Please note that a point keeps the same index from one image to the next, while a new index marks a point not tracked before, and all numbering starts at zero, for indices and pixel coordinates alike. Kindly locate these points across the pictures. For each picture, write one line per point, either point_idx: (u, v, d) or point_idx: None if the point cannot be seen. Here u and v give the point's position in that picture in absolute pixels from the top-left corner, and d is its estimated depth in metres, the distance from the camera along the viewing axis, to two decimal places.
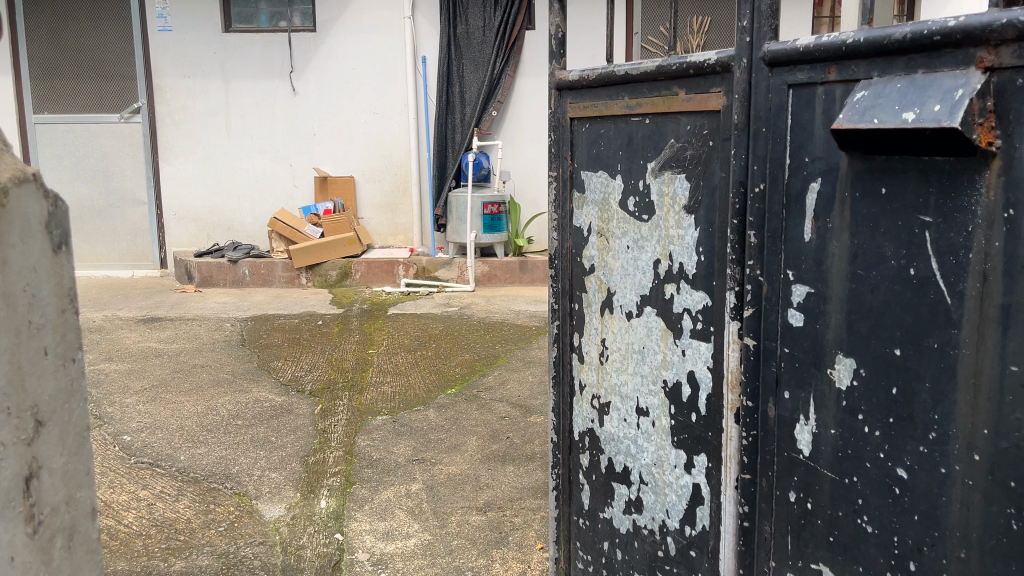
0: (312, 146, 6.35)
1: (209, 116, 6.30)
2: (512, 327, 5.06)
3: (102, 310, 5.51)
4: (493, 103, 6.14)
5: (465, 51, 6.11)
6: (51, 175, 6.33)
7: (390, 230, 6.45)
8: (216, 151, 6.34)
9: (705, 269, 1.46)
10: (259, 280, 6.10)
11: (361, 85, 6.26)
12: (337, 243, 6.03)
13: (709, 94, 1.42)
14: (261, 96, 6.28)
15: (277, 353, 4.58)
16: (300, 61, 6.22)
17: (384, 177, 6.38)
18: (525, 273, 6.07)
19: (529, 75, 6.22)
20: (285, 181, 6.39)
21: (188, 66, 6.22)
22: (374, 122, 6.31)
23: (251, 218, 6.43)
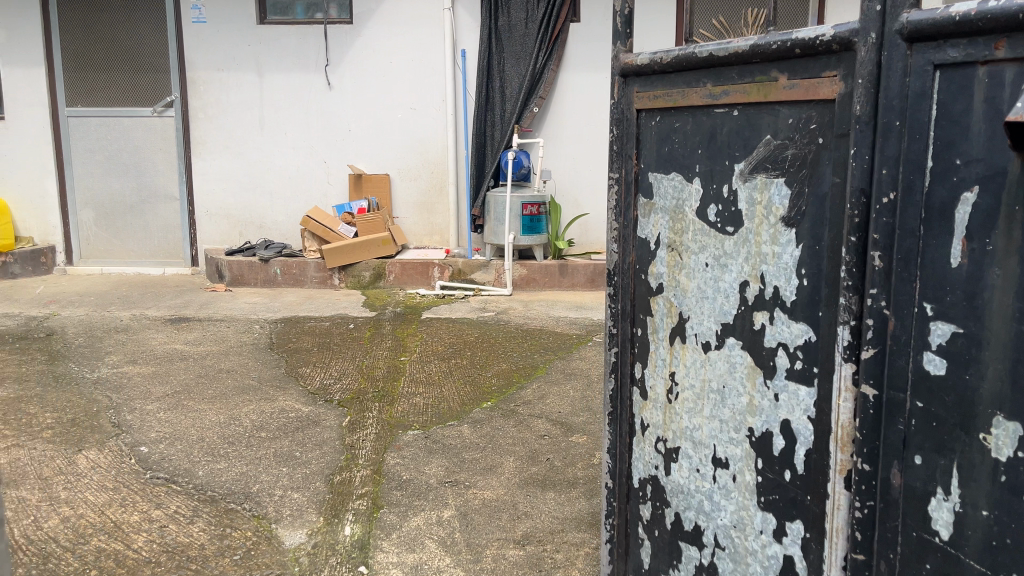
0: (346, 142, 6.15)
1: (242, 110, 6.14)
2: (552, 335, 4.79)
3: (130, 308, 5.37)
4: (535, 99, 5.88)
5: (507, 44, 5.86)
6: (84, 169, 6.23)
7: (425, 230, 6.22)
8: (249, 146, 6.17)
9: (809, 297, 1.19)
10: (291, 280, 5.92)
11: (399, 79, 6.03)
12: (370, 243, 5.83)
13: (820, 80, 1.14)
14: (296, 90, 6.10)
15: (306, 358, 4.37)
16: (337, 54, 6.02)
17: (420, 175, 6.15)
18: (565, 277, 5.80)
19: (574, 69, 5.94)
20: (319, 179, 6.20)
21: (223, 58, 6.06)
22: (411, 118, 6.08)
23: (284, 216, 6.25)
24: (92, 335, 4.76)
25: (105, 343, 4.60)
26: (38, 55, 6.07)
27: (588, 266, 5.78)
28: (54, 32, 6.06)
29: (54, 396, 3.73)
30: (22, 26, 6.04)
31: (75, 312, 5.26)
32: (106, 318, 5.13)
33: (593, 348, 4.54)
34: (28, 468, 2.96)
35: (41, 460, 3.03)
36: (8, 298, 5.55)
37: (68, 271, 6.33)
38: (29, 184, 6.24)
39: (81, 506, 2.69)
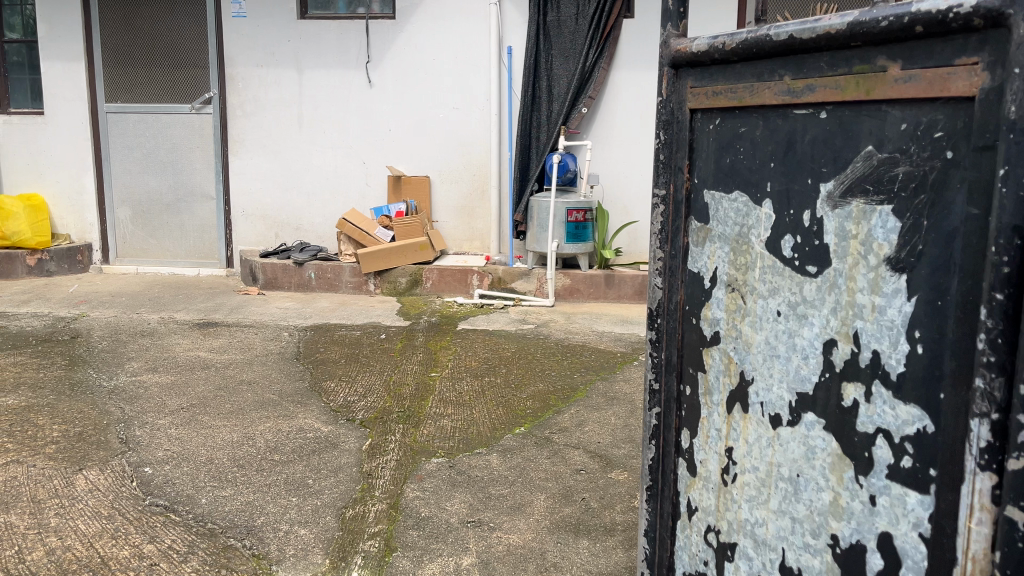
0: (386, 142, 5.91)
1: (281, 108, 5.95)
2: (595, 353, 4.46)
3: (160, 311, 5.22)
4: (583, 99, 5.56)
5: (555, 41, 5.55)
6: (121, 166, 6.13)
7: (465, 235, 5.95)
8: (287, 145, 5.99)
9: (924, 370, 0.86)
10: (325, 285, 5.71)
11: (441, 78, 5.77)
12: (408, 249, 5.59)
13: (952, 68, 0.81)
14: (336, 88, 5.89)
15: (332, 372, 4.13)
16: (378, 51, 5.79)
17: (461, 178, 5.88)
18: (611, 288, 5.46)
19: (626, 68, 5.60)
20: (357, 180, 5.98)
21: (262, 54, 5.89)
22: (453, 118, 5.81)
23: (320, 217, 6.04)
24: (117, 339, 4.61)
25: (129, 348, 4.44)
26: (78, 49, 5.98)
27: (635, 278, 5.44)
28: (94, 26, 5.97)
29: (67, 406, 3.56)
30: (63, 20, 5.96)
31: (104, 314, 5.13)
32: (134, 321, 4.98)
33: (638, 369, 4.20)
34: (23, 488, 2.77)
35: (39, 480, 2.83)
36: (41, 297, 5.47)
37: (104, 270, 6.25)
38: (67, 181, 6.16)
39: (70, 537, 2.48)
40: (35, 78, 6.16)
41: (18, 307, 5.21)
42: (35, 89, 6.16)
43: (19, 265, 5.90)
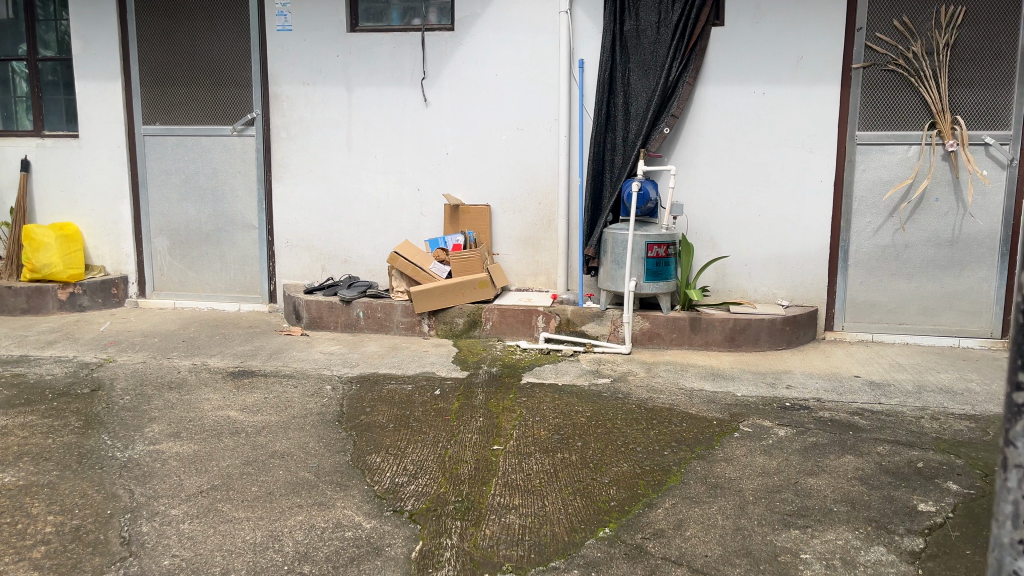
0: (442, 167, 5.34)
1: (329, 130, 5.43)
2: (686, 419, 3.77)
3: (193, 356, 4.73)
4: (666, 118, 4.89)
5: (633, 53, 4.91)
6: (160, 193, 5.69)
7: (530, 269, 5.33)
8: (334, 171, 5.46)
9: None
10: (374, 325, 5.15)
11: (505, 95, 5.17)
12: (466, 285, 4.99)
13: None
14: (388, 107, 5.34)
15: (378, 441, 3.53)
16: (434, 66, 5.22)
17: (526, 207, 5.26)
18: (696, 333, 4.78)
19: (716, 83, 4.92)
20: (411, 209, 5.41)
21: (309, 72, 5.38)
22: (517, 140, 5.20)
23: (370, 249, 5.49)
24: (142, 392, 4.11)
25: (152, 405, 3.93)
26: (114, 68, 5.57)
27: (724, 322, 4.74)
28: (131, 43, 5.56)
29: (69, 488, 3.05)
30: (100, 37, 5.56)
31: (133, 359, 4.65)
32: (163, 369, 4.49)
33: (740, 443, 3.50)
34: None
35: None
36: (68, 337, 5.03)
37: (140, 305, 5.81)
38: (102, 209, 5.75)
39: None
40: (70, 99, 5.77)
41: (42, 350, 4.76)
42: (70, 110, 5.78)
43: (50, 299, 5.49)
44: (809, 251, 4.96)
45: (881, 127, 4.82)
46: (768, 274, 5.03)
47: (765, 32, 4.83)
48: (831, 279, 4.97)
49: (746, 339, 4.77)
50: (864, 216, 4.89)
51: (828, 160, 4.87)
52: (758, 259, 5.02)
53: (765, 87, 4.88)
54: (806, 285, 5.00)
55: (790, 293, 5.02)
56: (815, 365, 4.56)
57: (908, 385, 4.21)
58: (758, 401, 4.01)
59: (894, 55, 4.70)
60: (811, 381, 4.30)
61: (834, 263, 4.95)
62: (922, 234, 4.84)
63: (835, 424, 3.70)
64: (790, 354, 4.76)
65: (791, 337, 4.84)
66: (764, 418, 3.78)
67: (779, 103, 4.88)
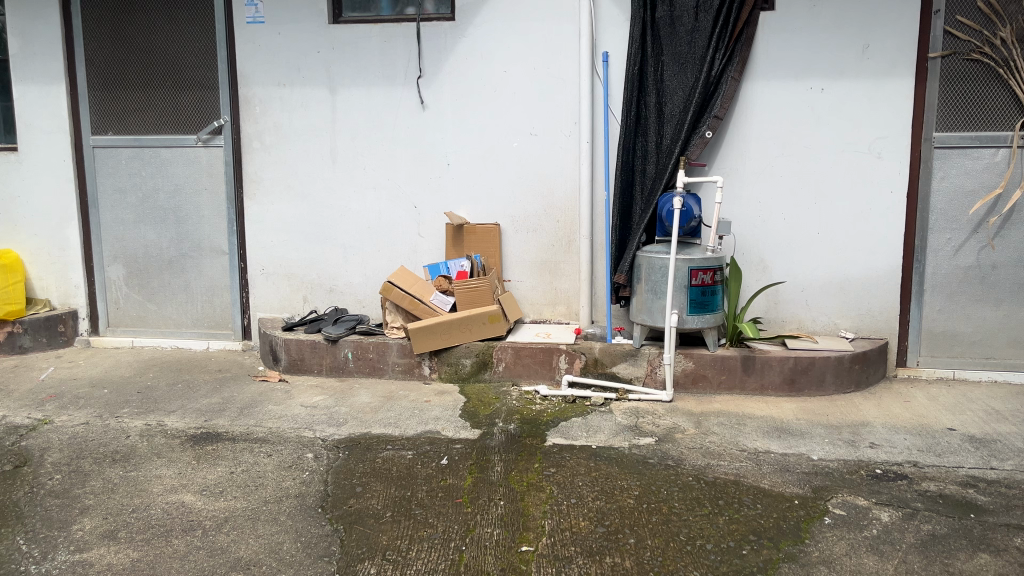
0: (442, 180, 4.55)
1: (309, 139, 4.64)
2: (760, 498, 3.00)
3: (147, 413, 3.93)
4: (708, 120, 4.12)
5: (668, 44, 4.14)
6: (113, 214, 4.89)
7: (547, 298, 4.56)
8: (316, 186, 4.68)
9: None
10: (366, 368, 4.36)
11: (515, 96, 4.40)
12: (473, 319, 4.21)
13: None
14: (378, 112, 4.55)
15: (372, 540, 2.74)
16: (431, 62, 4.44)
17: (542, 226, 4.49)
18: (750, 375, 4.02)
19: (765, 77, 4.16)
20: (406, 229, 4.62)
21: (284, 71, 4.59)
22: (530, 148, 4.43)
23: (359, 277, 4.71)
24: (78, 469, 3.31)
25: (87, 489, 3.13)
26: (57, 69, 4.77)
27: (783, 361, 3.99)
28: (76, 39, 4.76)
29: None
30: (39, 33, 4.76)
31: (73, 419, 3.85)
32: (108, 433, 3.69)
33: (837, 535, 2.73)
34: None
35: None
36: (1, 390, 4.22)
37: (92, 344, 5.01)
38: (47, 234, 4.94)
39: None
40: None
41: None
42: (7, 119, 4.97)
43: None
44: (877, 274, 4.21)
45: (963, 127, 4.07)
46: (830, 301, 4.27)
47: (824, 17, 4.08)
48: (903, 307, 4.22)
49: (810, 382, 4.01)
50: (943, 233, 4.14)
51: (900, 166, 4.12)
52: (816, 283, 4.27)
53: (824, 82, 4.12)
54: (875, 314, 4.24)
55: (855, 323, 4.27)
56: (896, 413, 3.81)
57: (1018, 441, 3.46)
58: (841, 469, 3.24)
59: (978, 41, 3.96)
60: (899, 436, 3.54)
61: (907, 288, 4.20)
62: (1012, 252, 4.10)
63: (948, 503, 2.94)
64: (862, 398, 4.00)
65: (860, 377, 4.08)
66: (856, 495, 3.02)
67: (842, 100, 4.12)
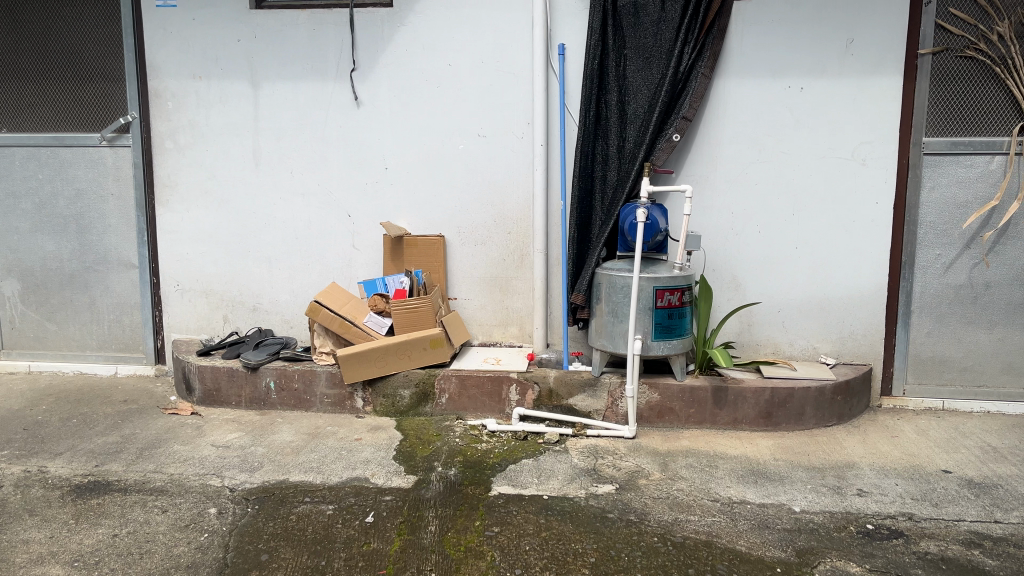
0: (380, 186, 4.06)
1: (229, 138, 4.12)
2: (738, 565, 2.55)
3: (29, 457, 3.38)
4: (675, 122, 3.69)
5: (631, 35, 3.69)
6: (7, 223, 4.32)
7: (497, 318, 4.09)
8: (238, 192, 4.16)
9: None
10: (291, 400, 3.86)
11: (461, 93, 3.92)
12: (412, 345, 3.72)
13: None
14: (307, 108, 4.04)
15: None
16: (367, 54, 3.95)
17: (491, 238, 4.02)
18: (721, 408, 3.60)
19: (739, 75, 3.74)
20: (340, 241, 4.12)
21: (200, 62, 4.06)
22: (478, 151, 3.95)
23: (287, 294, 4.20)
24: None
25: None
26: None
27: (759, 393, 3.56)
28: None
29: None
30: None
31: None
32: None
33: None
34: None
35: None
36: None
37: None
38: None
39: None
40: None
41: None
42: None
43: None
44: (860, 293, 3.81)
45: (956, 131, 3.69)
46: (808, 324, 3.86)
47: (804, 7, 3.66)
48: (889, 330, 3.82)
49: (787, 415, 3.59)
50: (932, 249, 3.76)
51: (885, 175, 3.72)
52: (794, 304, 3.86)
53: (804, 80, 3.72)
54: (858, 338, 3.84)
55: (835, 347, 3.87)
56: (883, 451, 3.40)
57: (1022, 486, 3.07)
58: (827, 524, 2.81)
59: (972, 36, 3.59)
60: (889, 481, 3.13)
61: (893, 309, 3.81)
62: (1007, 270, 3.73)
63: (953, 570, 2.52)
64: (845, 433, 3.59)
65: (843, 409, 3.68)
66: (847, 559, 2.59)
67: (822, 101, 3.72)
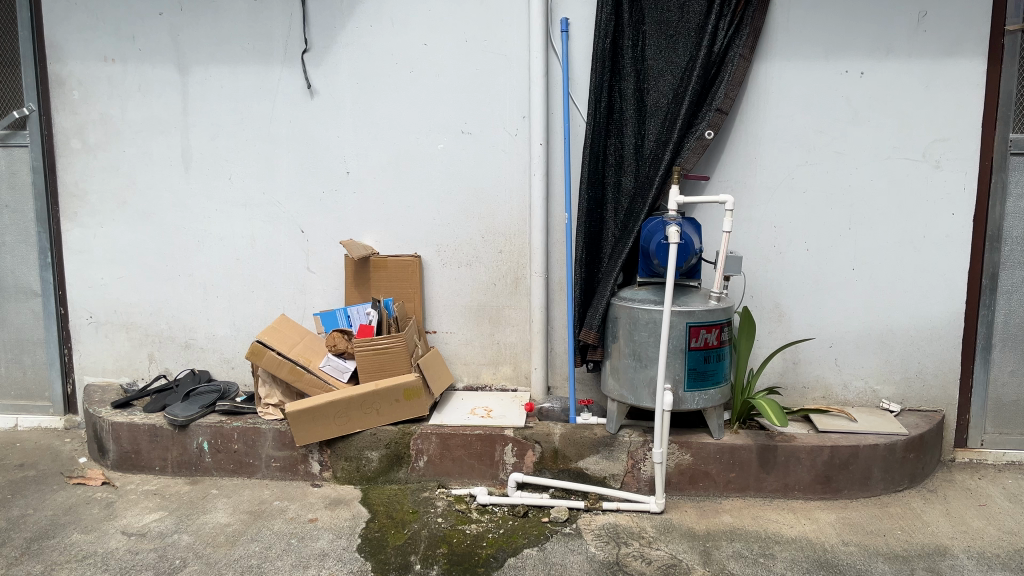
0: (340, 195, 3.28)
1: (151, 135, 3.32)
2: None
3: None
4: (708, 114, 2.95)
5: (652, 6, 2.95)
6: None
7: (486, 356, 3.35)
8: (164, 203, 3.37)
9: None
10: (230, 464, 3.08)
11: (440, 80, 3.15)
12: (381, 396, 2.96)
13: None
14: (247, 98, 3.26)
15: None
16: (321, 31, 3.17)
17: (478, 257, 3.27)
18: (769, 471, 2.89)
19: (784, 57, 3.02)
20: (292, 263, 3.35)
21: (114, 41, 3.27)
22: (461, 152, 3.19)
23: (228, 328, 3.42)
24: None
25: None
26: None
27: (815, 453, 2.86)
28: None
29: None
30: None
31: None
32: None
33: None
34: None
35: None
36: None
37: None
38: None
39: None
40: None
41: None
42: None
43: None
44: (931, 324, 3.12)
45: None
46: (866, 361, 3.17)
47: None
48: (964, 370, 3.14)
49: (850, 480, 2.89)
50: (1018, 270, 3.08)
51: (963, 180, 3.02)
52: (849, 337, 3.16)
53: (864, 63, 3.01)
54: (926, 378, 3.15)
55: (899, 390, 3.18)
56: (976, 529, 2.71)
57: None
58: None
59: None
60: None
61: (970, 344, 3.12)
62: None
63: None
64: (921, 501, 2.89)
65: (915, 469, 2.98)
66: None
67: (886, 90, 3.01)
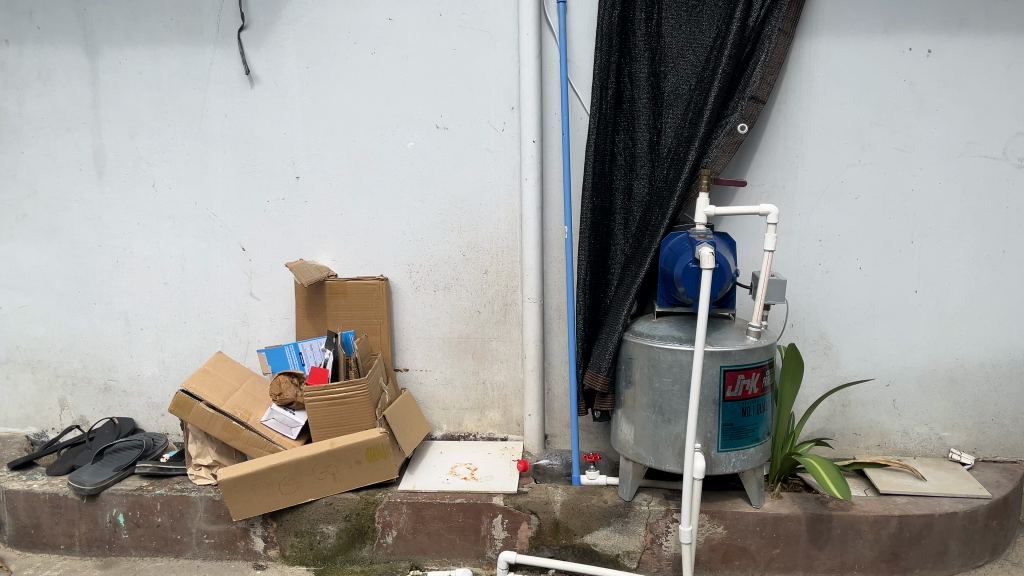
0: (289, 206, 2.68)
1: (56, 135, 2.72)
2: None
3: None
4: (742, 102, 2.35)
5: None
6: None
7: (469, 399, 2.77)
8: (74, 217, 2.76)
9: None
10: (152, 541, 2.48)
11: (408, 63, 2.56)
12: (337, 458, 2.37)
13: None
14: (171, 87, 2.65)
15: None
16: (261, 3, 2.56)
17: (458, 280, 2.68)
18: (822, 548, 2.32)
19: (834, 32, 2.44)
20: (232, 288, 2.76)
21: (7, 19, 2.66)
22: (436, 152, 2.60)
23: (156, 367, 2.83)
24: None
25: None
26: None
27: (880, 526, 2.30)
28: None
29: None
30: None
31: None
32: None
33: None
34: None
35: None
36: None
37: None
38: None
39: None
40: None
41: None
42: None
43: None
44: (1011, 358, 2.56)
45: None
46: (931, 403, 2.61)
47: None
48: None
49: (921, 557, 2.33)
50: None
51: None
52: (910, 375, 2.60)
53: (933, 39, 2.43)
54: (1003, 423, 2.60)
55: (970, 438, 2.63)
56: None
57: None
58: None
59: None
60: None
61: None
62: None
63: None
64: None
65: (998, 540, 2.42)
66: None
67: (960, 72, 2.44)
